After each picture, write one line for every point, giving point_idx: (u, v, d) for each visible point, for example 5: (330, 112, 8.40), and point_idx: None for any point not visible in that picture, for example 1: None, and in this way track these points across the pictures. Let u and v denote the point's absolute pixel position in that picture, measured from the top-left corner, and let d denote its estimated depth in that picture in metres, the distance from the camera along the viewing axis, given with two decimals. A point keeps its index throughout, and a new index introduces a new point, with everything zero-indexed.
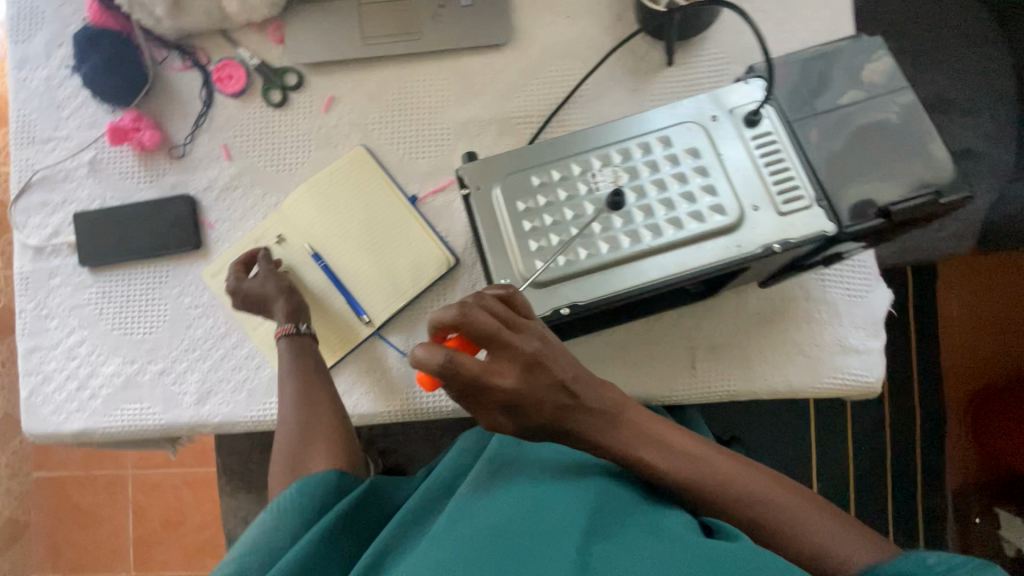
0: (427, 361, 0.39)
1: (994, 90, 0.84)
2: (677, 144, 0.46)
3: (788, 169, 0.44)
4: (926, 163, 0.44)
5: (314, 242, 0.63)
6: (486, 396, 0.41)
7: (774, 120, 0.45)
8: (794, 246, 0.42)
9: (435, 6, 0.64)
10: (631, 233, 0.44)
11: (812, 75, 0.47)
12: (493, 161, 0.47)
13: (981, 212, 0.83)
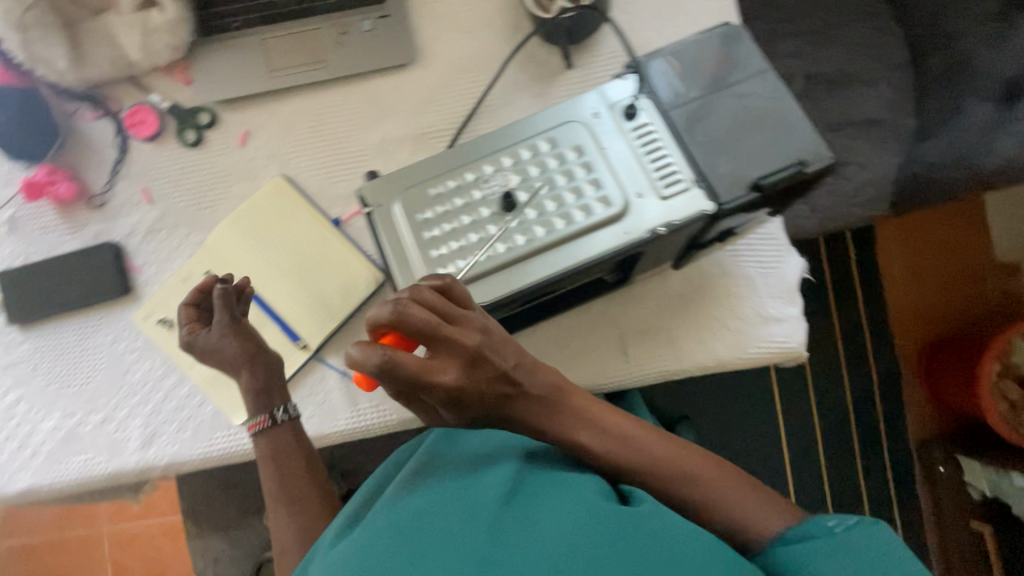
0: (364, 361, 0.40)
1: (889, 59, 0.88)
2: (563, 142, 0.48)
3: (665, 155, 0.47)
4: (792, 136, 0.46)
5: (243, 275, 0.64)
6: (429, 391, 0.43)
7: (650, 111, 0.48)
8: (676, 227, 0.45)
9: (337, 33, 0.66)
10: (525, 231, 0.46)
11: (685, 63, 0.49)
12: (391, 176, 0.49)
13: (891, 175, 0.87)
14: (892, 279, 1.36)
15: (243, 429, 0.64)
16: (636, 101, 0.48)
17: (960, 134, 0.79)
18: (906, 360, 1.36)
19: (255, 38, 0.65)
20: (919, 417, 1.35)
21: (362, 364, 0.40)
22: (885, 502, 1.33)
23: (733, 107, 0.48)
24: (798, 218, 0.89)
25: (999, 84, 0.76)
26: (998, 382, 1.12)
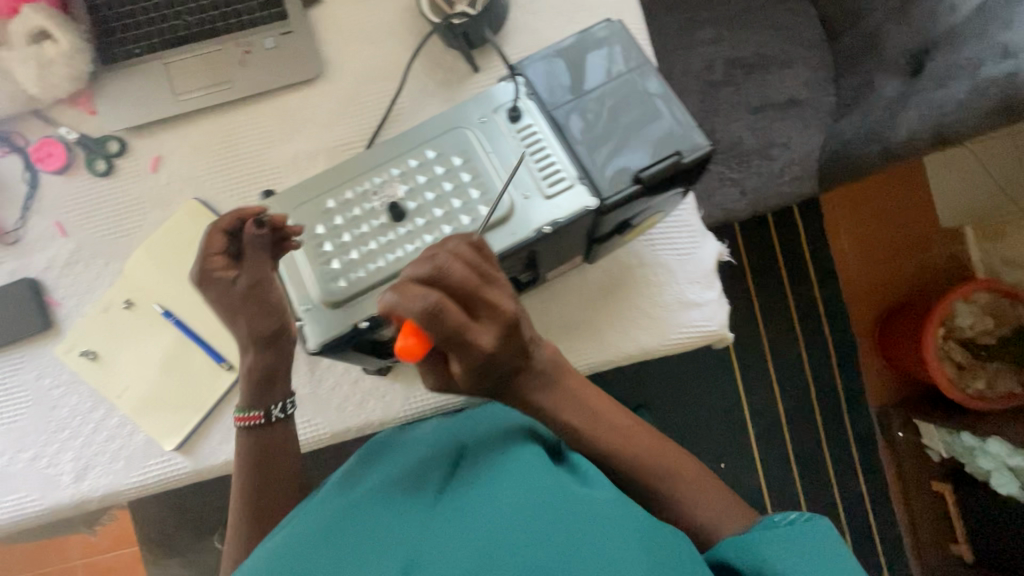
0: (406, 307, 0.36)
1: (803, 40, 0.90)
2: (450, 149, 0.49)
3: (549, 155, 0.48)
4: (671, 128, 0.48)
5: (163, 301, 0.64)
6: (464, 353, 0.40)
7: (533, 112, 0.49)
8: (560, 224, 0.45)
9: (241, 53, 0.66)
10: (416, 240, 0.47)
11: (567, 63, 0.50)
12: (283, 194, 0.49)
13: (813, 153, 0.89)
14: (843, 253, 1.38)
15: (176, 454, 0.64)
16: (519, 103, 0.49)
17: (872, 109, 0.81)
18: (860, 331, 1.38)
19: (158, 63, 0.65)
20: (876, 384, 1.37)
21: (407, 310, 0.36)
22: (851, 471, 1.36)
23: (614, 104, 0.49)
24: (728, 201, 0.90)
25: (904, 58, 0.79)
26: (943, 343, 1.16)
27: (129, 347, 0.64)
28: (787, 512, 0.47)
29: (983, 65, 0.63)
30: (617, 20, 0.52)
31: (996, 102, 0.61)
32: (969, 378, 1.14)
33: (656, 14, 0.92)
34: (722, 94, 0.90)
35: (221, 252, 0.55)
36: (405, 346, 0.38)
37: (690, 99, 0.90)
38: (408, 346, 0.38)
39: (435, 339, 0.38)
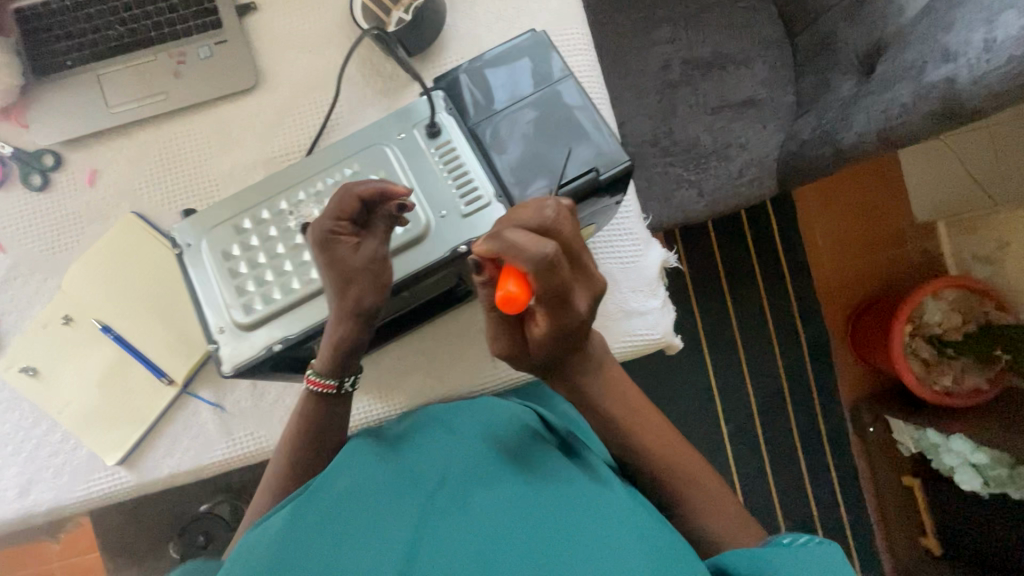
0: (532, 246, 0.41)
1: (762, 38, 0.89)
2: (369, 166, 0.48)
3: (467, 172, 0.47)
4: (588, 145, 0.48)
5: (101, 316, 0.64)
6: (559, 307, 0.45)
7: (453, 127, 0.48)
8: (474, 245, 0.45)
9: (175, 63, 0.65)
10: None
11: (490, 79, 0.51)
12: (202, 214, 0.49)
13: (772, 154, 0.87)
14: (816, 249, 1.37)
15: (120, 468, 0.64)
16: (438, 119, 0.48)
17: (827, 110, 0.79)
18: (833, 328, 1.37)
19: (91, 74, 0.65)
20: (849, 380, 1.37)
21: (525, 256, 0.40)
22: (824, 467, 1.35)
23: (534, 121, 0.49)
24: (687, 203, 0.87)
25: (857, 58, 0.78)
26: (909, 340, 1.16)
27: (68, 361, 0.64)
28: (795, 535, 0.49)
29: (926, 69, 0.62)
30: (541, 34, 0.52)
31: (937, 107, 0.60)
32: (936, 374, 1.14)
33: (613, 13, 0.90)
34: (679, 95, 0.89)
35: (346, 216, 0.44)
36: (512, 290, 0.42)
37: (647, 100, 0.89)
38: (514, 290, 0.42)
39: (540, 288, 0.43)
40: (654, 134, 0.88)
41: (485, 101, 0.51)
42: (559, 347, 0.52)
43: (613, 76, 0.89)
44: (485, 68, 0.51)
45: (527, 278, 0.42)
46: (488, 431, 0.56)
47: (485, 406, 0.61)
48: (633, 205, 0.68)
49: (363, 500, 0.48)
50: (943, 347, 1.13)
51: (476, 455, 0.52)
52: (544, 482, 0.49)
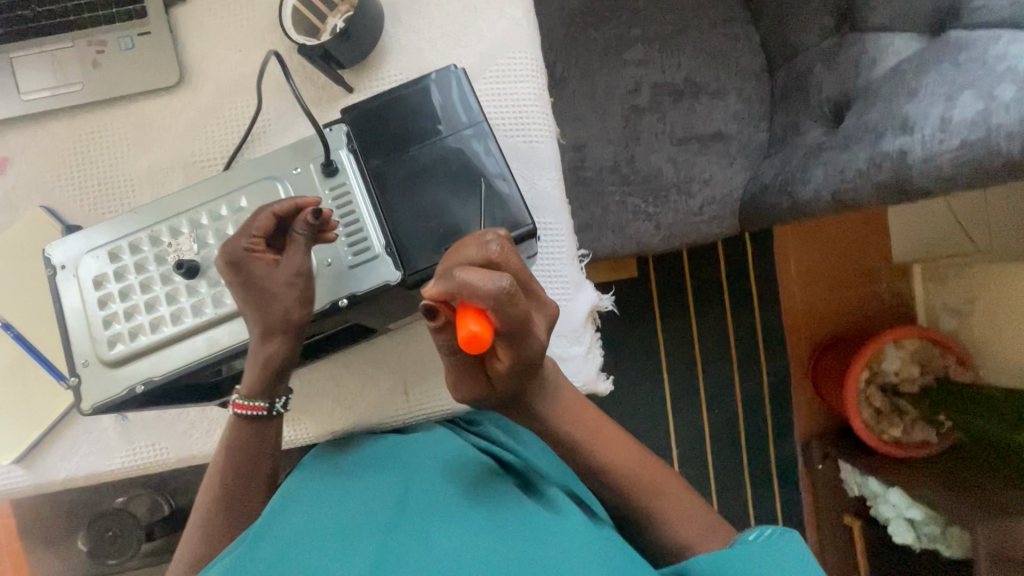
0: (486, 281, 0.39)
1: (738, 68, 0.84)
2: (259, 201, 0.46)
3: (359, 219, 0.45)
4: (494, 202, 0.47)
5: (3, 311, 0.62)
6: (517, 342, 0.44)
7: (350, 168, 0.46)
8: (356, 300, 0.44)
9: (94, 52, 0.61)
10: (209, 301, 0.45)
11: (399, 115, 0.47)
12: (76, 235, 0.46)
13: (735, 193, 0.84)
14: (789, 281, 1.34)
15: (15, 468, 0.62)
16: (335, 158, 0.46)
17: (793, 155, 0.76)
18: (795, 362, 1.35)
19: (5, 57, 0.61)
20: (806, 414, 1.35)
21: (478, 292, 0.39)
22: (770, 498, 1.35)
23: (441, 168, 0.47)
24: (642, 235, 0.84)
25: (828, 105, 0.74)
26: (864, 387, 1.14)
27: None
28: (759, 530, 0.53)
29: (884, 135, 0.58)
30: (458, 71, 0.48)
31: (888, 178, 0.57)
32: (885, 424, 1.13)
33: (585, 28, 0.85)
34: (645, 122, 0.84)
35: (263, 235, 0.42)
36: (475, 328, 0.40)
37: (611, 124, 0.85)
38: (477, 329, 0.40)
39: (500, 321, 0.41)
40: (614, 160, 0.85)
41: (391, 138, 0.47)
42: (523, 380, 0.50)
43: (579, 95, 0.85)
44: (400, 100, 0.48)
45: (487, 315, 0.41)
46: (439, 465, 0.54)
47: (435, 441, 0.59)
48: (568, 246, 0.64)
49: (311, 547, 0.46)
50: (896, 398, 1.13)
51: (426, 489, 0.51)
52: (499, 514, 0.48)
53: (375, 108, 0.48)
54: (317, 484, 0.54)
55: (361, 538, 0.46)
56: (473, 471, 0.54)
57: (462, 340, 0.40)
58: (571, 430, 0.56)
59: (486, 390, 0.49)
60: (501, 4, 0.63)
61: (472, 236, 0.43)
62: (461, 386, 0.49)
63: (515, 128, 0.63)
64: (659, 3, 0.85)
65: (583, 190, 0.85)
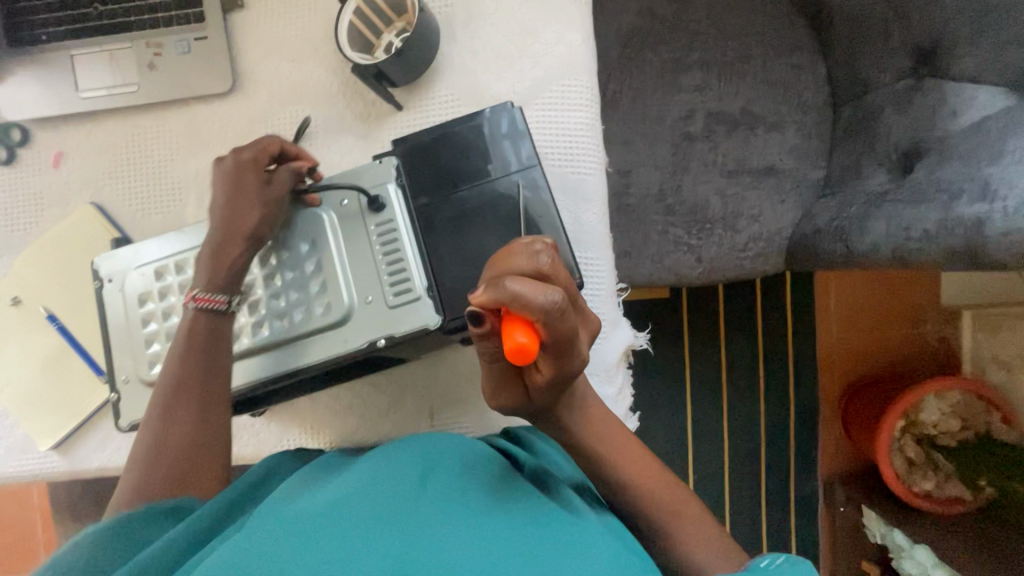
0: (538, 295, 0.36)
1: (801, 101, 0.80)
2: (305, 234, 0.48)
3: (401, 258, 0.45)
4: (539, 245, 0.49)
5: (50, 304, 0.63)
6: (562, 356, 0.43)
7: (395, 205, 0.46)
8: (391, 342, 0.44)
9: (151, 54, 0.61)
10: (250, 331, 0.48)
11: (454, 153, 0.50)
12: (127, 252, 0.49)
13: (784, 231, 0.80)
14: (827, 314, 1.29)
15: (52, 454, 0.63)
16: (382, 193, 0.46)
17: (851, 200, 0.72)
18: (826, 398, 1.30)
19: (65, 53, 0.61)
20: (831, 452, 1.30)
21: (529, 308, 0.37)
22: (788, 537, 1.30)
23: (492, 207, 0.49)
24: (681, 266, 0.82)
25: (897, 151, 0.70)
26: (898, 437, 1.08)
27: (12, 343, 0.63)
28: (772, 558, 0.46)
29: (959, 199, 0.55)
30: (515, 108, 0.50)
31: (961, 244, 0.53)
32: (917, 476, 1.07)
33: (642, 48, 0.82)
34: (695, 151, 0.81)
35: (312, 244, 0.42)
36: (523, 341, 0.37)
37: (659, 151, 0.82)
38: (524, 341, 0.37)
39: (548, 336, 0.39)
40: (660, 189, 0.82)
41: (444, 177, 0.50)
42: (559, 392, 0.49)
43: (629, 118, 0.82)
44: (454, 133, 0.50)
45: (535, 327, 0.38)
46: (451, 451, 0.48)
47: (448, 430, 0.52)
48: (608, 282, 0.62)
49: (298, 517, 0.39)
50: (932, 452, 1.07)
51: (436, 476, 0.44)
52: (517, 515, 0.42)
53: (431, 145, 0.50)
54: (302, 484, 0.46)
55: (356, 513, 0.39)
56: (487, 473, 0.46)
57: (507, 350, 0.38)
58: (599, 477, 0.54)
59: (524, 400, 0.48)
60: (559, 28, 0.61)
61: (521, 243, 0.40)
62: (500, 395, 0.48)
63: (563, 157, 0.61)
64: (722, 27, 0.81)
65: (624, 217, 0.82)
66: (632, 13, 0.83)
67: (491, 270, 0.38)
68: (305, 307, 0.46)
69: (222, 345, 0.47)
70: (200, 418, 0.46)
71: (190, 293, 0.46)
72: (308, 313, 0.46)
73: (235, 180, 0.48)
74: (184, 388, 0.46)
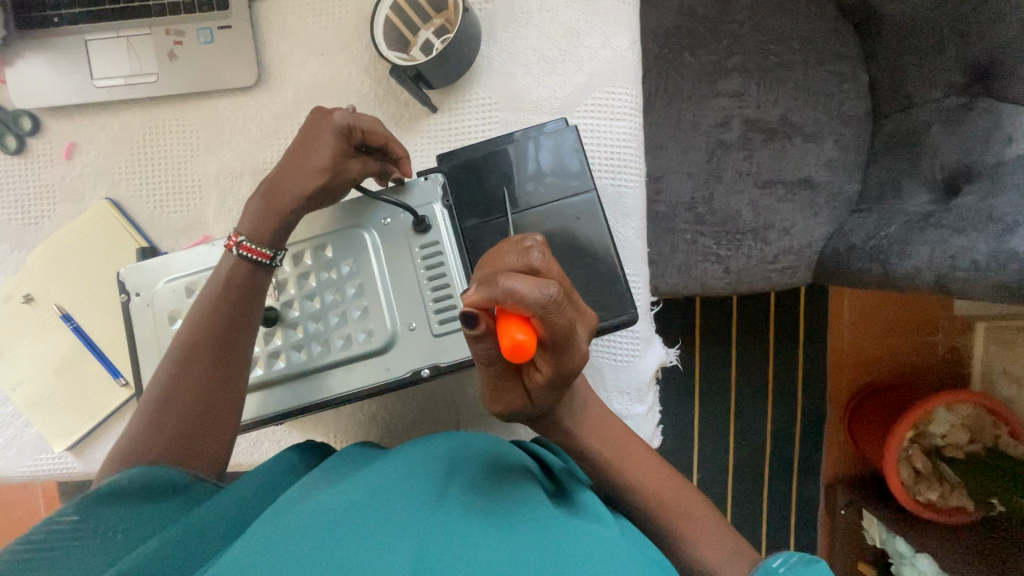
0: (530, 292, 0.31)
1: (840, 112, 0.77)
2: (343, 256, 0.48)
3: (446, 284, 0.47)
4: (578, 263, 0.53)
5: (63, 302, 0.60)
6: (564, 354, 0.36)
7: (439, 227, 0.48)
8: (437, 372, 0.46)
9: (171, 43, 0.57)
10: (285, 354, 0.48)
11: (503, 170, 0.54)
12: (150, 267, 0.50)
13: (815, 246, 0.77)
14: (839, 321, 1.16)
15: (67, 455, 0.60)
16: (429, 216, 0.48)
17: (890, 219, 0.70)
18: (833, 402, 1.18)
19: (78, 38, 0.58)
20: (834, 455, 1.19)
21: (526, 303, 0.31)
22: None
23: (535, 223, 0.54)
24: (708, 278, 0.78)
25: (942, 173, 0.68)
26: (905, 447, 1.00)
27: (22, 342, 0.60)
28: (786, 556, 0.44)
29: (1014, 231, 0.53)
30: (568, 129, 0.54)
31: (1015, 277, 0.52)
32: (923, 486, 0.99)
33: (680, 50, 0.79)
34: (730, 159, 0.78)
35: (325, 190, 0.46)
36: (521, 338, 0.31)
37: (693, 158, 0.79)
38: (522, 339, 0.32)
39: (547, 332, 0.33)
40: (691, 197, 0.78)
41: (488, 196, 0.54)
42: (559, 394, 0.41)
43: (663, 123, 0.79)
44: (500, 151, 0.54)
45: (532, 324, 0.33)
46: (469, 460, 0.45)
47: (460, 434, 0.49)
48: (644, 298, 0.60)
49: (301, 531, 0.35)
50: (938, 461, 0.99)
51: (451, 486, 0.41)
52: (539, 521, 0.39)
53: (479, 163, 0.54)
54: (316, 478, 0.43)
55: (365, 520, 0.36)
56: (504, 476, 0.44)
57: (504, 350, 0.32)
58: None
59: (524, 404, 0.40)
60: (606, 32, 0.58)
61: (509, 241, 0.35)
62: (498, 400, 0.39)
63: (606, 169, 0.58)
64: (763, 30, 0.78)
65: (651, 225, 0.79)
66: (672, 12, 0.80)
67: (480, 270, 0.34)
68: (345, 334, 0.47)
69: (245, 341, 0.46)
70: (205, 405, 0.44)
71: (237, 238, 0.46)
72: (352, 339, 0.47)
73: (318, 140, 0.46)
74: (199, 359, 0.44)
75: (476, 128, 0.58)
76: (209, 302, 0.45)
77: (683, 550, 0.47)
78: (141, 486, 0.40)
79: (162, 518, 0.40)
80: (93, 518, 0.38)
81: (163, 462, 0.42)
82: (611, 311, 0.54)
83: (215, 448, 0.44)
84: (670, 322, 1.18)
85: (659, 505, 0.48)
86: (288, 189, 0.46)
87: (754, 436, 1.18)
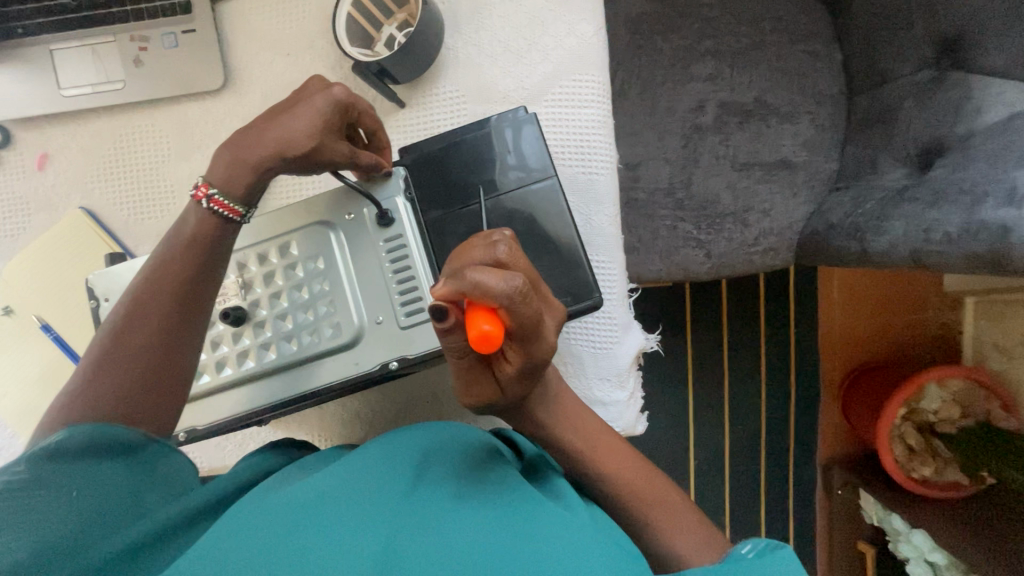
0: (495, 284, 0.31)
1: (814, 91, 0.77)
2: (308, 251, 0.49)
3: (411, 277, 0.47)
4: (548, 253, 0.54)
5: (42, 312, 0.60)
6: (533, 343, 0.36)
7: (402, 220, 0.48)
8: (404, 364, 0.46)
9: (136, 49, 0.57)
10: (255, 353, 0.48)
11: (469, 160, 0.54)
12: (117, 271, 0.51)
13: (795, 226, 0.77)
14: (829, 302, 1.15)
15: None
16: (392, 211, 0.48)
17: (866, 196, 0.70)
18: (825, 384, 1.17)
19: (43, 48, 0.58)
20: (831, 436, 1.18)
21: (492, 295, 0.31)
22: None
23: (503, 214, 0.54)
24: (690, 263, 0.78)
25: (915, 148, 0.68)
26: (898, 424, 0.97)
27: (6, 356, 0.60)
28: (756, 542, 0.43)
29: (983, 202, 0.53)
30: (532, 117, 0.54)
31: (983, 248, 0.52)
32: (916, 463, 0.97)
33: (653, 35, 0.79)
34: (706, 143, 0.78)
35: (297, 157, 0.45)
36: (488, 329, 0.31)
37: (669, 143, 0.78)
38: (489, 329, 0.32)
39: (515, 323, 0.33)
40: (669, 182, 0.78)
41: (454, 187, 0.54)
42: (530, 384, 0.41)
43: (637, 110, 0.79)
44: (465, 141, 0.54)
45: (500, 314, 0.32)
46: (440, 449, 0.45)
47: (433, 424, 0.49)
48: (619, 284, 0.60)
49: (274, 531, 0.35)
50: (931, 438, 0.97)
51: (420, 478, 0.41)
52: (509, 507, 0.39)
53: (446, 155, 0.54)
54: (287, 474, 0.44)
55: (334, 516, 0.36)
56: (478, 463, 0.44)
57: (472, 342, 0.32)
58: None
59: (497, 396, 0.39)
60: (570, 20, 0.58)
61: (477, 236, 0.34)
62: (470, 392, 0.39)
63: (574, 157, 0.58)
64: (734, 12, 0.78)
65: (632, 212, 0.79)
66: None
67: (448, 264, 0.33)
68: (314, 329, 0.48)
69: (203, 305, 0.45)
70: (156, 360, 0.42)
71: (208, 190, 0.44)
72: (322, 335, 0.47)
73: (314, 105, 0.44)
74: (152, 313, 0.43)
75: (445, 120, 0.59)
76: (171, 255, 0.44)
77: (657, 539, 0.47)
78: (94, 440, 0.39)
79: (118, 479, 0.39)
80: (44, 476, 0.36)
81: (113, 418, 0.40)
82: (581, 296, 0.54)
83: (164, 407, 0.43)
84: (660, 309, 1.17)
85: (632, 492, 0.48)
86: (237, 183, 0.45)
87: (748, 420, 1.18)
